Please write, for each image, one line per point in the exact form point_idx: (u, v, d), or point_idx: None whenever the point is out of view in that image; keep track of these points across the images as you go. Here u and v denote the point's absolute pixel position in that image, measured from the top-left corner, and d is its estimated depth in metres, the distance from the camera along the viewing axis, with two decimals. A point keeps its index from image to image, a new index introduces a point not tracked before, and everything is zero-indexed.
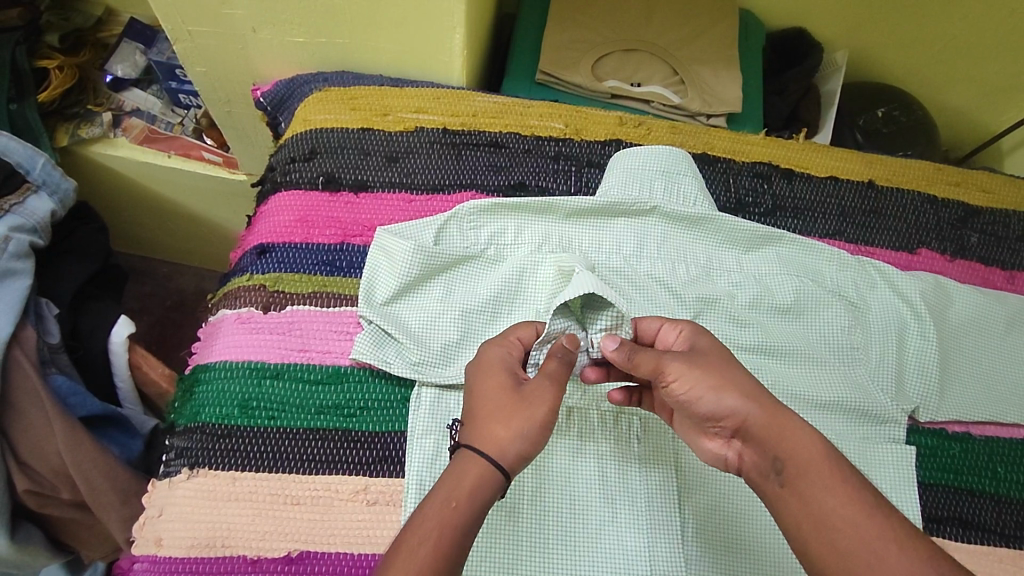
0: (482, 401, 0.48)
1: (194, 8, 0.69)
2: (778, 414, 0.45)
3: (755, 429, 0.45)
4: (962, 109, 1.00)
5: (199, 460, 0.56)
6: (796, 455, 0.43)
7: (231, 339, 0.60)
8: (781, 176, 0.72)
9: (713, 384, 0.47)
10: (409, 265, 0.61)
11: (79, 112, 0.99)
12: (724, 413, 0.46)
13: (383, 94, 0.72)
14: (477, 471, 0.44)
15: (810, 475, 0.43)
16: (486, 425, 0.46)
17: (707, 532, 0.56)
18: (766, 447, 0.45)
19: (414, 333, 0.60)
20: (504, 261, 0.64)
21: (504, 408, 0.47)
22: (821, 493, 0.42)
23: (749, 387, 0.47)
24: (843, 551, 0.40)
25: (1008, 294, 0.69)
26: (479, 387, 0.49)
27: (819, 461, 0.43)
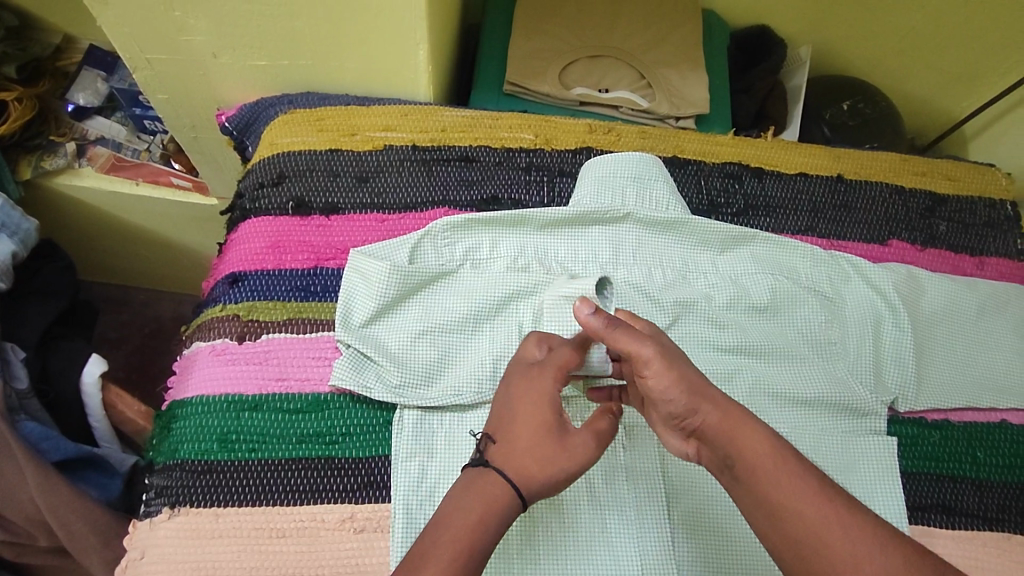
0: (505, 423, 0.48)
1: (150, 36, 0.68)
2: (731, 414, 0.45)
3: (711, 430, 0.45)
4: (925, 96, 1.02)
5: (180, 498, 0.55)
6: (743, 453, 0.44)
7: (208, 372, 0.59)
8: (750, 175, 0.73)
9: (674, 378, 0.46)
10: (384, 286, 0.61)
11: (41, 143, 0.98)
12: (687, 412, 0.46)
13: (349, 114, 0.71)
14: (496, 490, 0.44)
15: (760, 470, 0.43)
16: (514, 453, 0.46)
17: (698, 537, 0.56)
18: (719, 447, 0.45)
19: (394, 355, 0.60)
20: (481, 275, 0.63)
21: (543, 444, 0.46)
22: (775, 488, 0.42)
23: (703, 388, 0.46)
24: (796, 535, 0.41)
25: (978, 280, 0.70)
26: (517, 412, 0.48)
27: (770, 457, 0.43)
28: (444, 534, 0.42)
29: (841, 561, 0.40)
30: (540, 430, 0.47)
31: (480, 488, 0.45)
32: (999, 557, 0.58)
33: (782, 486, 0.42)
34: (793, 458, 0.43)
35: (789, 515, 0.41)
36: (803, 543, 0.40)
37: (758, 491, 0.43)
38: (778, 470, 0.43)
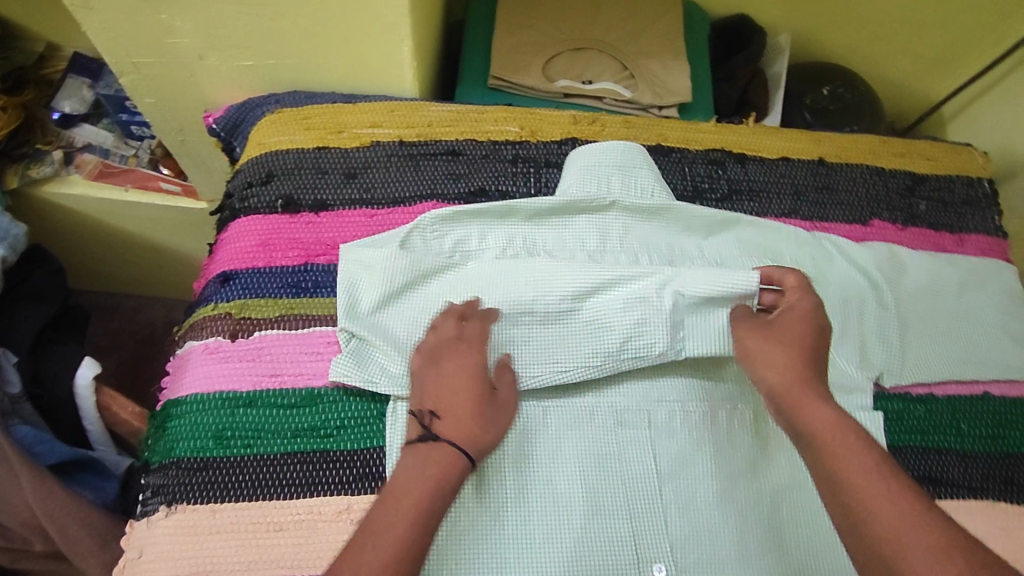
0: (438, 397, 0.54)
1: (134, 39, 0.68)
2: (801, 388, 0.51)
3: (779, 398, 0.51)
4: (903, 80, 1.04)
5: (177, 495, 0.55)
6: (812, 427, 0.48)
7: (201, 371, 0.60)
8: (734, 161, 0.75)
9: (773, 353, 0.54)
10: (385, 278, 0.61)
11: (27, 152, 0.97)
12: (759, 381, 0.54)
13: (336, 112, 0.72)
14: (446, 453, 0.51)
15: (827, 442, 0.47)
16: (452, 425, 0.53)
17: (691, 516, 0.57)
18: (792, 418, 0.50)
19: (403, 344, 0.60)
20: (479, 264, 0.64)
21: (478, 411, 0.55)
22: (839, 460, 0.45)
23: (795, 365, 0.52)
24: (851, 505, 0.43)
25: (958, 256, 0.72)
26: (453, 386, 0.55)
27: (838, 433, 0.47)
28: (410, 504, 0.47)
29: (887, 530, 0.41)
30: (474, 403, 0.55)
31: (434, 456, 0.51)
32: (987, 525, 0.59)
33: (842, 459, 0.45)
34: (865, 440, 0.46)
35: (847, 484, 0.44)
36: (856, 510, 0.43)
37: (821, 462, 0.46)
38: (847, 448, 0.46)
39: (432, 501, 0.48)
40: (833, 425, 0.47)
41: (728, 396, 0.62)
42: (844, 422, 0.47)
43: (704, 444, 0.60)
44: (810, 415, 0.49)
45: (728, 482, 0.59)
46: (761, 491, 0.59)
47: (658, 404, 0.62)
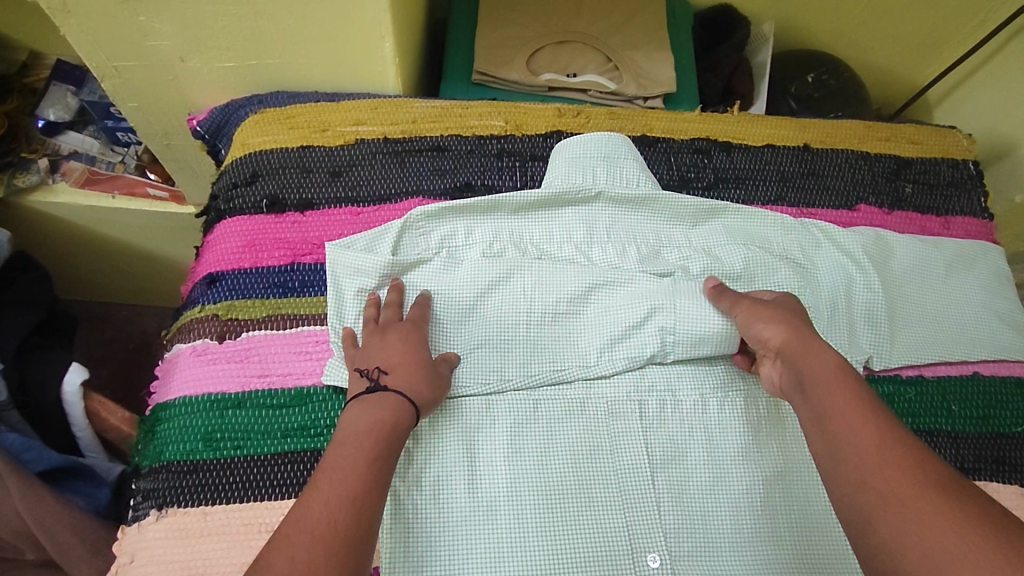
0: (377, 357, 0.55)
1: (114, 42, 0.68)
2: (803, 338, 0.53)
3: (782, 347, 0.54)
4: (888, 66, 1.04)
5: (167, 499, 0.55)
6: (808, 367, 0.51)
7: (190, 373, 0.59)
8: (719, 149, 0.75)
9: (774, 314, 0.56)
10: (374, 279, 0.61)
11: (13, 161, 0.96)
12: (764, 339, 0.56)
13: (319, 110, 0.71)
14: (394, 404, 0.51)
15: (819, 379, 0.49)
16: (396, 379, 0.53)
17: (685, 504, 0.57)
18: (792, 363, 0.52)
19: None
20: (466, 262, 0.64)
21: (421, 371, 0.55)
22: (826, 392, 0.48)
23: (797, 323, 0.55)
24: (832, 430, 0.46)
25: (945, 239, 0.72)
26: (398, 350, 0.55)
27: (829, 371, 0.50)
28: (357, 447, 0.47)
29: (861, 448, 0.44)
30: (420, 365, 0.55)
31: (377, 407, 0.50)
32: None
33: (828, 393, 0.48)
34: (855, 382, 0.49)
35: (831, 412, 0.47)
36: (834, 433, 0.46)
37: (812, 394, 0.49)
38: (835, 387, 0.48)
39: (380, 446, 0.48)
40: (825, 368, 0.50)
41: (719, 384, 0.63)
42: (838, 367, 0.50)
43: (696, 431, 0.60)
44: (806, 361, 0.51)
45: (721, 469, 0.59)
46: (754, 478, 0.59)
47: (649, 394, 0.61)
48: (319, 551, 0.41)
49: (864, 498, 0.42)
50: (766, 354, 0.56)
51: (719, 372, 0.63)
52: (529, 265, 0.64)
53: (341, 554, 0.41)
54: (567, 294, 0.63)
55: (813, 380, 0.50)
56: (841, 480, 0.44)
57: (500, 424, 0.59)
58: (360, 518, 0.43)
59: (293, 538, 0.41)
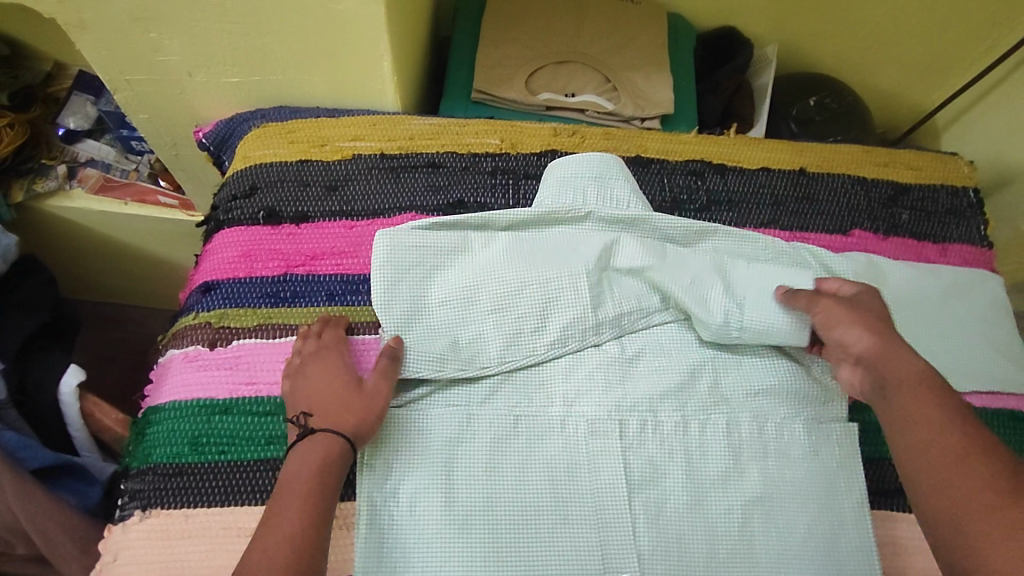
0: (301, 400, 0.56)
1: (126, 56, 0.71)
2: (889, 347, 0.55)
3: (868, 355, 0.56)
4: (893, 89, 1.04)
5: (151, 500, 0.56)
6: (898, 374, 0.53)
7: (181, 378, 0.61)
8: (714, 172, 0.75)
9: (858, 323, 0.57)
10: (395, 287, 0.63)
11: (33, 166, 1.02)
12: (850, 341, 0.57)
13: (319, 126, 0.73)
14: (319, 442, 0.52)
15: (906, 387, 0.52)
16: (319, 418, 0.54)
17: (660, 527, 0.57)
18: (877, 371, 0.55)
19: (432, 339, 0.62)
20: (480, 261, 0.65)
21: (338, 395, 0.56)
22: (911, 402, 0.51)
23: (886, 332, 0.57)
24: (921, 443, 0.49)
25: (940, 267, 0.71)
26: (315, 379, 0.57)
27: (916, 381, 0.52)
28: (290, 492, 0.50)
29: (947, 459, 0.47)
30: (339, 386, 0.56)
31: (304, 453, 0.52)
32: None
33: (911, 401, 0.51)
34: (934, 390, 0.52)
35: (913, 420, 0.50)
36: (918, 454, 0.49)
37: (896, 404, 0.52)
38: (917, 392, 0.52)
39: (313, 493, 0.50)
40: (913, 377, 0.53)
41: (702, 406, 0.63)
42: (920, 372, 0.53)
43: (676, 454, 0.60)
44: (886, 370, 0.54)
45: (699, 492, 0.59)
46: (733, 504, 0.59)
47: (631, 413, 0.62)
48: None
49: (948, 507, 0.46)
50: (845, 355, 0.58)
51: (700, 395, 0.63)
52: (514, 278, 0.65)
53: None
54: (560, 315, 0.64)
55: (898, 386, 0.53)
56: (931, 494, 0.47)
57: (480, 437, 0.59)
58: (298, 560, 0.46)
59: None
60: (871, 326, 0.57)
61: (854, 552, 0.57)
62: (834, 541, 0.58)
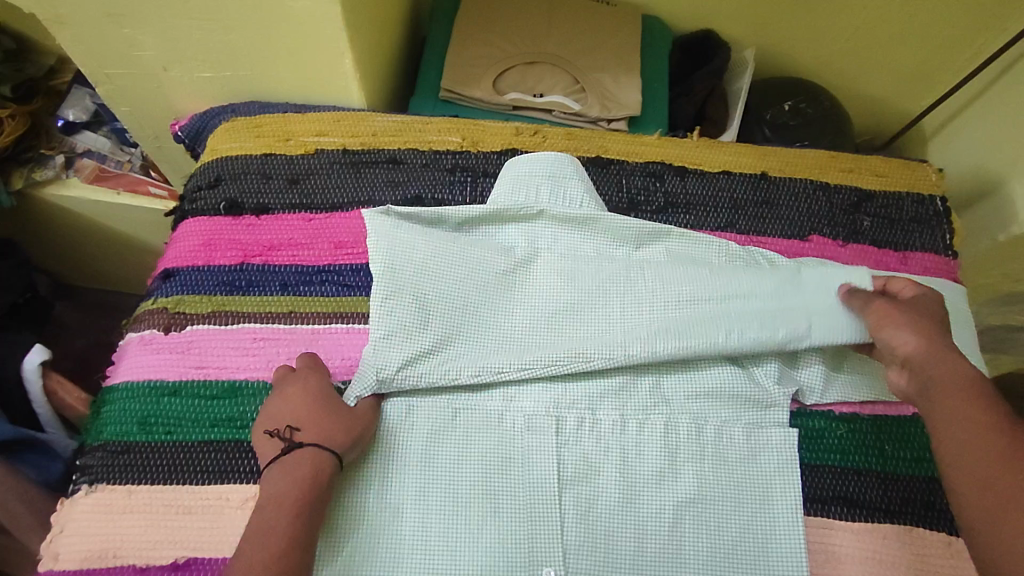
0: (287, 416, 0.56)
1: (104, 51, 0.74)
2: (938, 349, 0.55)
3: (915, 355, 0.56)
4: (879, 95, 1.02)
5: (98, 476, 0.59)
6: (943, 378, 0.53)
7: (136, 360, 0.64)
8: (674, 174, 0.75)
9: (903, 328, 0.58)
10: (392, 300, 0.62)
11: (33, 156, 1.07)
12: (898, 345, 0.57)
13: (285, 121, 0.75)
14: (305, 460, 0.53)
15: (948, 389, 0.52)
16: (309, 434, 0.55)
17: (588, 524, 0.58)
18: (924, 373, 0.54)
19: (416, 343, 0.62)
20: (470, 256, 0.66)
21: (324, 416, 0.56)
22: (958, 405, 0.51)
23: (933, 335, 0.56)
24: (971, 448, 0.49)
25: (898, 275, 0.70)
26: (298, 399, 0.57)
27: (962, 382, 0.52)
28: (277, 508, 0.50)
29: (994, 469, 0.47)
30: (326, 407, 0.57)
31: (292, 468, 0.52)
32: (898, 550, 0.58)
33: (961, 407, 0.51)
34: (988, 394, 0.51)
35: (986, 423, 0.50)
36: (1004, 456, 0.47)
37: (950, 401, 0.52)
38: (962, 395, 0.52)
39: (301, 509, 0.51)
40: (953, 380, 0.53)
41: (642, 406, 0.63)
42: (968, 376, 0.53)
43: (612, 452, 0.60)
44: (931, 372, 0.54)
45: (631, 491, 0.59)
46: (665, 505, 0.59)
47: (568, 410, 0.62)
48: None
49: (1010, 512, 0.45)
50: (894, 359, 0.58)
51: (642, 394, 0.63)
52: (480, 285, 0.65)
53: None
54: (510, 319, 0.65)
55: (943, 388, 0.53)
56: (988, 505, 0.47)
57: (420, 428, 0.60)
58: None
59: None
60: (924, 331, 0.57)
61: (784, 557, 0.57)
62: (765, 545, 0.58)
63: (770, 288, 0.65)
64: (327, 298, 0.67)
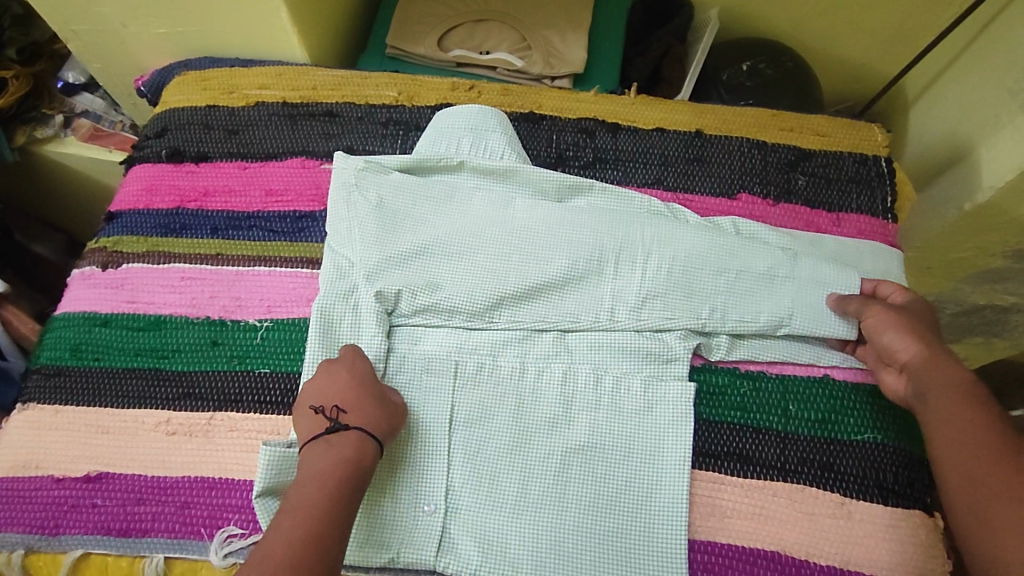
0: (332, 396, 0.56)
1: (65, 7, 0.78)
2: (935, 355, 0.56)
3: (914, 364, 0.56)
4: (858, 58, 0.98)
5: (32, 395, 0.64)
6: (937, 381, 0.54)
7: (75, 294, 0.69)
8: (605, 130, 0.74)
9: (903, 333, 0.58)
10: (373, 240, 0.65)
11: (36, 116, 1.12)
12: (896, 349, 0.58)
13: (231, 74, 0.79)
14: (348, 445, 0.53)
15: (946, 392, 0.53)
16: (353, 417, 0.55)
17: (475, 464, 0.59)
18: (918, 379, 0.56)
19: (432, 283, 0.64)
20: (426, 215, 0.67)
21: (366, 399, 0.56)
22: (946, 403, 0.53)
23: (929, 338, 0.57)
24: (955, 446, 0.51)
25: (825, 237, 0.68)
26: (340, 380, 0.57)
27: (955, 384, 0.54)
28: (319, 488, 0.50)
29: (972, 473, 0.50)
30: (366, 391, 0.57)
31: (337, 450, 0.53)
32: (787, 508, 0.58)
33: (953, 409, 0.53)
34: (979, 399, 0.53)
35: (964, 426, 0.52)
36: (988, 459, 0.50)
37: (934, 403, 0.54)
38: (956, 397, 0.53)
39: (339, 495, 0.51)
40: (955, 385, 0.54)
41: (544, 355, 0.63)
42: (961, 379, 0.54)
43: (507, 397, 0.61)
44: (927, 378, 0.55)
45: (523, 435, 0.60)
46: (554, 449, 0.59)
47: (470, 355, 0.63)
48: None
49: (982, 509, 0.48)
50: (891, 364, 0.59)
51: (546, 345, 0.64)
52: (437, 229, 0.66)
53: None
54: (435, 263, 0.64)
55: (942, 389, 0.54)
56: (964, 504, 0.49)
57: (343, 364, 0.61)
58: (322, 556, 0.47)
59: None
60: (921, 336, 0.57)
61: (667, 505, 0.57)
62: (651, 493, 0.58)
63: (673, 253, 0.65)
64: (253, 242, 0.70)
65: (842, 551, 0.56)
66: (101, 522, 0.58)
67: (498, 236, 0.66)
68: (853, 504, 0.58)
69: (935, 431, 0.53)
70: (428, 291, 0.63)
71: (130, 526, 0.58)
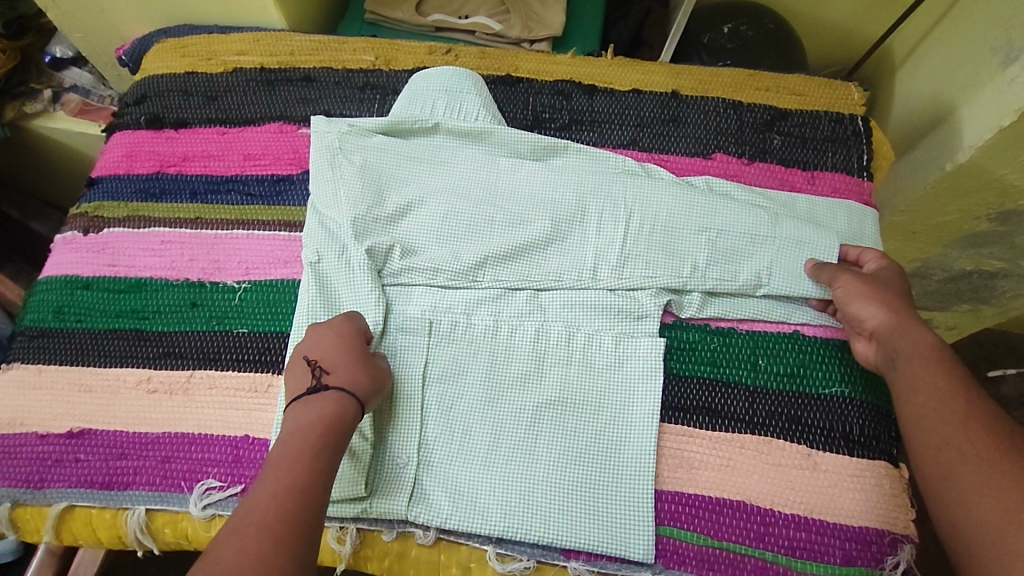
0: (317, 357, 0.56)
1: None
2: (904, 323, 0.56)
3: (882, 330, 0.57)
4: (842, 20, 0.97)
5: (17, 356, 0.65)
6: (911, 345, 0.55)
7: (57, 258, 0.70)
8: (582, 92, 0.74)
9: (873, 299, 0.58)
10: (354, 202, 0.65)
11: (24, 91, 1.11)
12: (865, 318, 0.58)
13: (209, 41, 0.79)
14: (330, 401, 0.53)
15: (914, 356, 0.54)
16: (334, 378, 0.54)
17: (447, 418, 0.60)
18: (889, 344, 0.56)
19: (406, 238, 0.65)
20: (400, 177, 0.67)
21: (347, 362, 0.55)
22: (914, 364, 0.53)
23: (899, 305, 0.57)
24: (921, 404, 0.52)
25: (798, 196, 0.68)
26: (323, 345, 0.56)
27: (926, 348, 0.54)
28: (301, 440, 0.50)
29: (940, 434, 0.49)
30: (350, 353, 0.56)
31: (317, 408, 0.52)
32: (754, 459, 0.59)
33: (922, 370, 0.53)
34: (948, 363, 0.53)
35: (931, 386, 0.52)
36: (951, 419, 0.50)
37: (903, 364, 0.54)
38: (927, 362, 0.53)
39: (321, 448, 0.50)
40: (926, 347, 0.54)
41: (517, 313, 0.64)
42: (932, 344, 0.54)
43: (480, 352, 0.62)
44: (899, 344, 0.55)
45: (496, 391, 0.61)
46: (526, 404, 0.60)
47: (444, 314, 0.63)
48: (261, 539, 0.44)
49: (945, 466, 0.48)
50: (862, 332, 0.59)
51: (520, 301, 0.64)
52: (413, 190, 0.66)
53: (280, 535, 0.45)
54: (421, 223, 0.66)
55: (914, 353, 0.54)
56: (926, 459, 0.49)
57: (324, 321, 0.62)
58: (309, 504, 0.47)
59: (241, 533, 0.44)
60: (889, 304, 0.58)
61: (635, 457, 0.58)
62: (619, 446, 0.59)
63: (647, 212, 0.65)
64: (230, 206, 0.70)
65: (807, 500, 0.57)
66: (84, 476, 0.60)
67: (475, 198, 0.66)
68: (819, 455, 0.59)
69: (903, 391, 0.53)
70: (393, 250, 0.64)
71: (112, 479, 0.59)
